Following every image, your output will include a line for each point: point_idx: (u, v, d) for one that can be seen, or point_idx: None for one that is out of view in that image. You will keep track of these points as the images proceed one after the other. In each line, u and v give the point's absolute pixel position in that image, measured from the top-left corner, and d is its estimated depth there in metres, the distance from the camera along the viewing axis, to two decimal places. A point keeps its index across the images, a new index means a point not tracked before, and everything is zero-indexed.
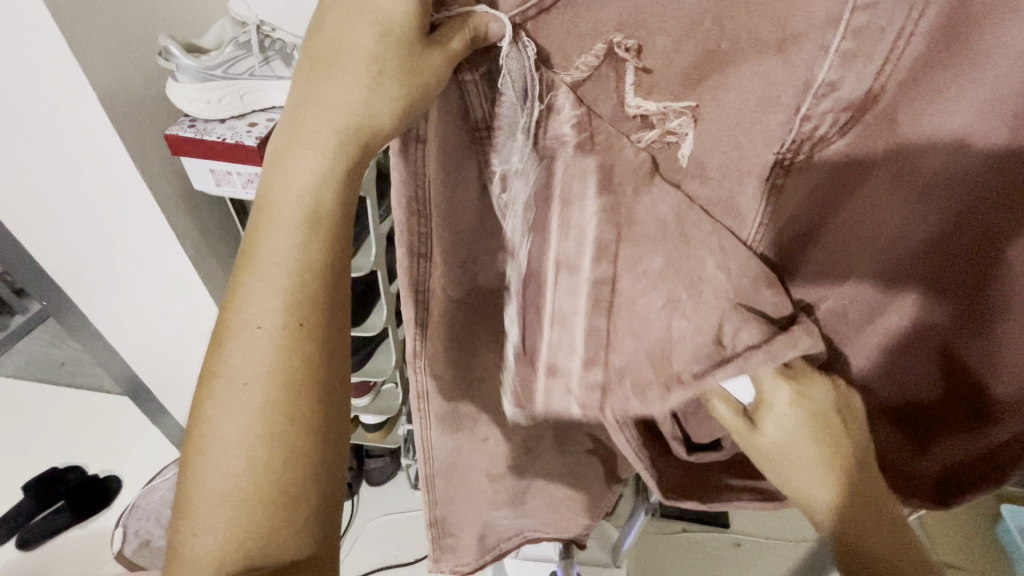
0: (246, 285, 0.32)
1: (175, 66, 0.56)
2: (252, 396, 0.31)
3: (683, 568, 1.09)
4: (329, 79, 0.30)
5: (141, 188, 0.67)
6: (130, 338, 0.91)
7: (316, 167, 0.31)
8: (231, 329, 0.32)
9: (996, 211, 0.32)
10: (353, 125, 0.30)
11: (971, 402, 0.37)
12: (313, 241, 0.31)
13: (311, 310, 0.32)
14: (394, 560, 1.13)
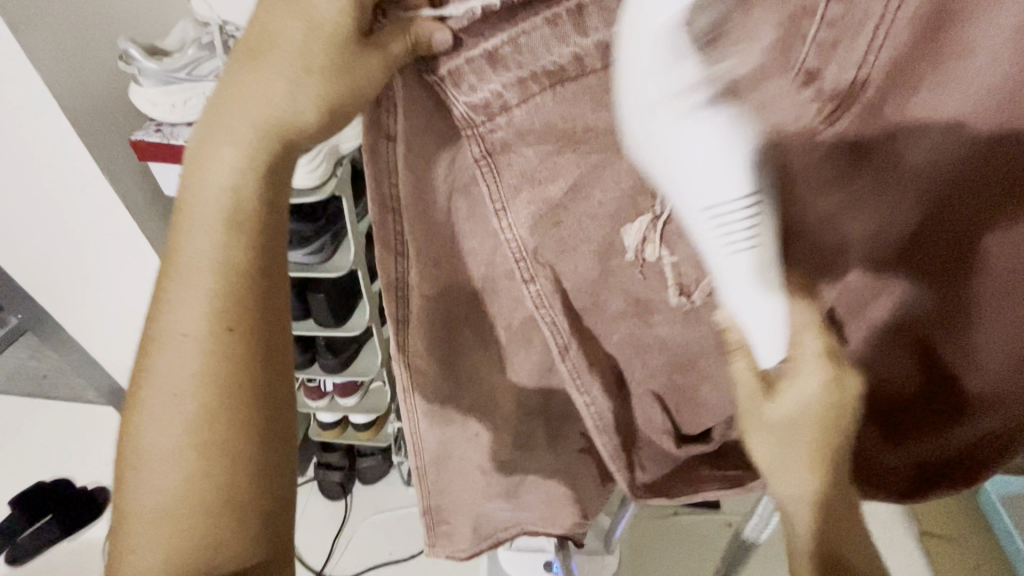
0: (170, 290, 0.31)
1: (137, 70, 0.55)
2: (182, 401, 0.31)
3: (676, 549, 1.11)
4: (250, 76, 0.29)
5: (108, 191, 0.65)
6: (109, 347, 0.89)
7: (238, 166, 0.30)
8: (156, 335, 0.32)
9: (979, 204, 0.30)
10: (278, 124, 0.30)
11: (948, 391, 0.36)
12: (234, 242, 0.31)
13: (238, 314, 0.31)
14: (389, 556, 1.14)
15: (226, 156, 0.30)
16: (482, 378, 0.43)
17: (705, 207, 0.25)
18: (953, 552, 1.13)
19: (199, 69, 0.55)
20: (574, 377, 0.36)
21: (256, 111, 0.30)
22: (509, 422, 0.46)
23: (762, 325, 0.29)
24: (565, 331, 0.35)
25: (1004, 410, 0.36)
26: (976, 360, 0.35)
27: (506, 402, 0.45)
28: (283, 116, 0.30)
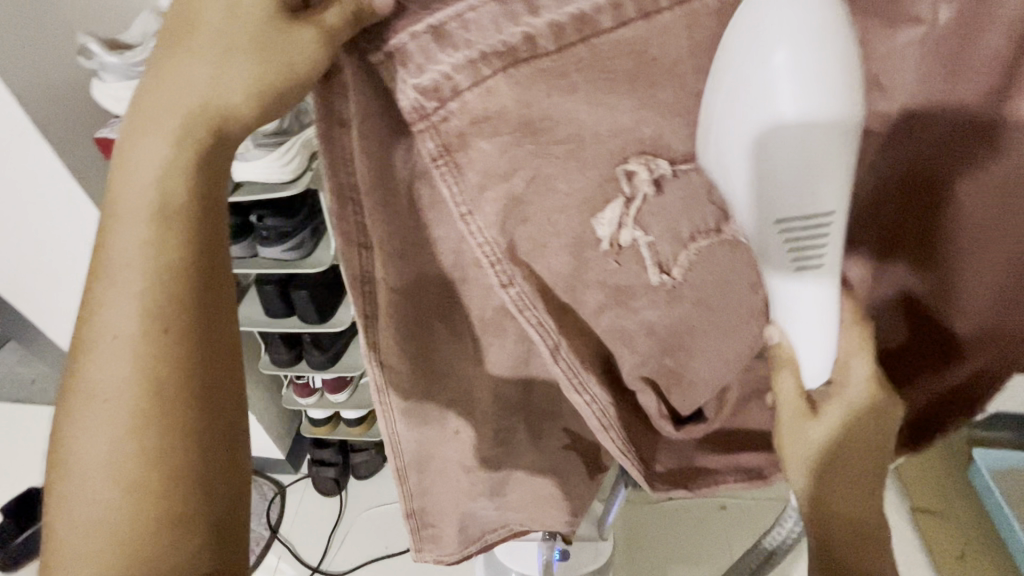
0: (100, 291, 0.29)
1: (98, 65, 0.54)
2: (111, 410, 0.28)
3: (671, 536, 1.12)
4: (174, 62, 0.29)
5: (77, 190, 0.65)
6: None
7: (167, 154, 0.29)
8: (87, 341, 0.29)
9: (943, 148, 0.30)
10: (206, 106, 0.29)
11: (940, 342, 0.35)
12: (167, 235, 0.29)
13: (174, 311, 0.29)
14: (386, 551, 1.13)
15: (154, 145, 0.29)
16: (458, 376, 0.42)
17: (774, 220, 0.29)
18: (945, 528, 1.15)
19: None
20: (571, 378, 0.36)
21: (182, 95, 0.29)
22: (489, 417, 0.45)
23: (810, 337, 0.32)
24: (552, 331, 0.35)
25: (1003, 351, 0.34)
26: (960, 313, 0.33)
27: (484, 397, 0.44)
28: (212, 96, 0.29)
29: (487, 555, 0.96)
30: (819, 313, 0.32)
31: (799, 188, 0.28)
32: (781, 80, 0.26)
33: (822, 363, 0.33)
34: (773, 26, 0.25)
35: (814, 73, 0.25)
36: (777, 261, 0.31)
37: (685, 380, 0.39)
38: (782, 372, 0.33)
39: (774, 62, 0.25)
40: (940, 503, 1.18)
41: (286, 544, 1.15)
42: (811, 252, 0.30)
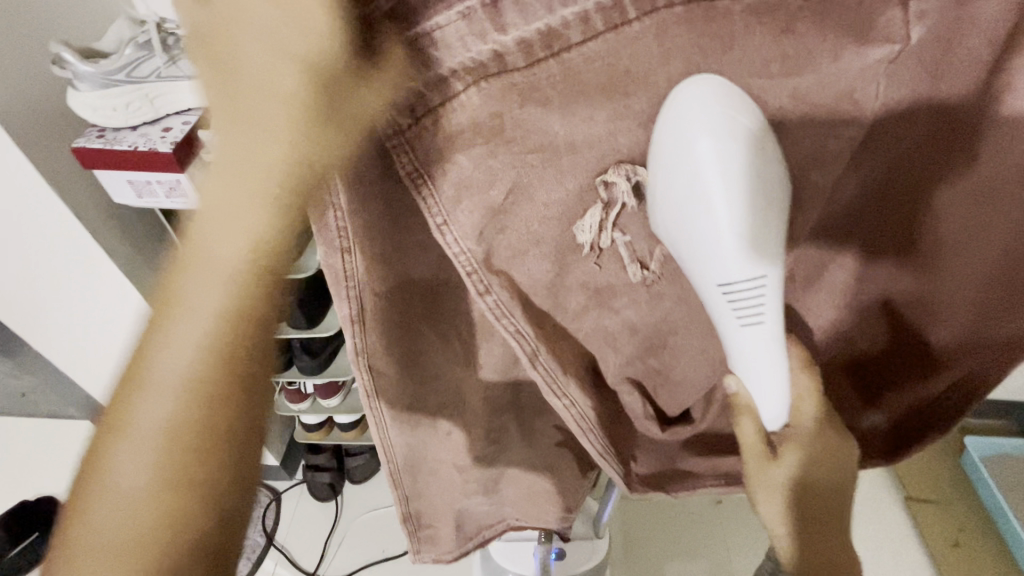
0: (172, 310, 0.31)
1: (73, 74, 0.54)
2: (174, 412, 0.32)
3: (667, 529, 1.12)
4: (242, 125, 0.26)
5: (56, 201, 0.64)
6: (79, 360, 0.88)
7: (243, 205, 0.28)
8: (151, 345, 0.32)
9: (923, 160, 0.31)
10: (280, 159, 0.27)
11: (918, 344, 0.37)
12: (235, 283, 0.30)
13: (237, 349, 0.31)
14: (383, 554, 1.13)
15: (229, 192, 0.28)
16: (446, 380, 0.42)
17: (718, 284, 0.31)
18: (940, 516, 1.16)
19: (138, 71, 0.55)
20: (551, 383, 0.35)
21: (257, 143, 0.26)
22: (478, 420, 0.46)
23: (765, 387, 0.34)
24: (530, 336, 0.33)
25: (979, 354, 0.36)
26: (934, 326, 0.36)
27: (475, 399, 0.44)
28: (288, 149, 0.26)
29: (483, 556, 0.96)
30: (771, 367, 0.34)
31: (739, 258, 0.30)
32: (707, 166, 0.29)
33: (777, 408, 0.35)
34: (690, 115, 0.27)
35: (725, 160, 0.28)
36: (728, 324, 0.32)
37: (671, 379, 0.40)
38: (742, 419, 0.37)
39: (698, 153, 0.28)
40: (936, 492, 1.18)
41: (284, 552, 1.15)
42: (754, 314, 0.32)
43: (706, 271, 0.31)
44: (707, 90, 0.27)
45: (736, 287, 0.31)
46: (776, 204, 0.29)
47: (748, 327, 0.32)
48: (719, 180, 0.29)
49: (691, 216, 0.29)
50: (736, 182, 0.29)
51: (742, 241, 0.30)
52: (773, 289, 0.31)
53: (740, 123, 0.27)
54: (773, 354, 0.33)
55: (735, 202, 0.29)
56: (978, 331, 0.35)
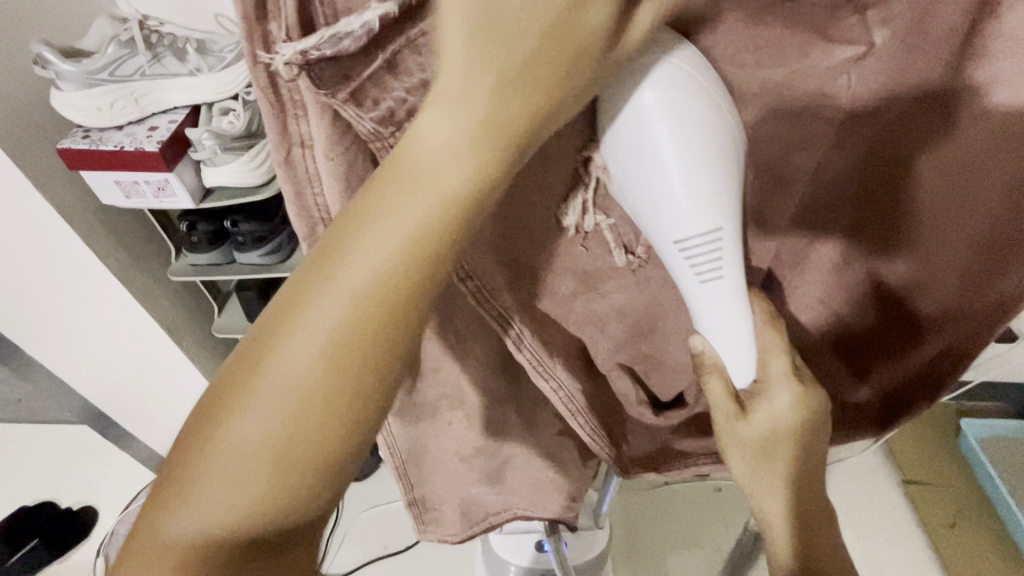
0: (253, 396, 0.22)
1: (54, 74, 0.52)
2: (215, 524, 0.23)
3: (668, 518, 1.13)
4: (451, 117, 0.20)
5: (42, 204, 0.63)
6: (70, 369, 0.85)
7: (362, 295, 0.21)
8: (220, 429, 0.23)
9: (902, 139, 0.30)
10: (414, 252, 0.21)
11: (904, 324, 0.36)
12: (330, 391, 0.22)
13: (315, 466, 0.23)
14: (385, 550, 1.13)
15: (354, 272, 0.21)
16: (443, 372, 0.42)
17: (674, 241, 0.29)
18: (938, 499, 1.16)
19: (122, 69, 0.54)
20: (536, 365, 0.37)
21: (400, 226, 0.21)
22: (477, 411, 0.44)
23: (728, 344, 0.32)
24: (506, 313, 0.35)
25: (960, 333, 0.34)
26: (920, 292, 0.34)
27: (472, 392, 0.43)
28: (432, 242, 0.21)
29: (484, 549, 0.96)
30: (732, 326, 0.32)
31: (694, 214, 0.28)
32: (655, 114, 0.27)
33: (744, 368, 0.33)
34: (648, 68, 0.27)
35: (688, 109, 0.27)
36: (686, 280, 0.31)
37: (663, 365, 0.40)
38: (711, 377, 0.33)
39: (642, 102, 0.27)
40: (932, 474, 1.19)
41: None
42: (712, 271, 0.30)
43: (660, 224, 0.29)
44: (661, 45, 0.27)
45: (690, 240, 0.29)
46: (727, 148, 0.28)
47: (708, 284, 0.30)
48: (665, 125, 0.27)
49: (639, 165, 0.28)
50: (682, 127, 0.27)
51: (693, 187, 0.28)
52: (731, 241, 0.29)
53: (683, 70, 0.27)
54: (736, 309, 0.32)
55: (683, 149, 0.27)
56: (967, 296, 0.33)
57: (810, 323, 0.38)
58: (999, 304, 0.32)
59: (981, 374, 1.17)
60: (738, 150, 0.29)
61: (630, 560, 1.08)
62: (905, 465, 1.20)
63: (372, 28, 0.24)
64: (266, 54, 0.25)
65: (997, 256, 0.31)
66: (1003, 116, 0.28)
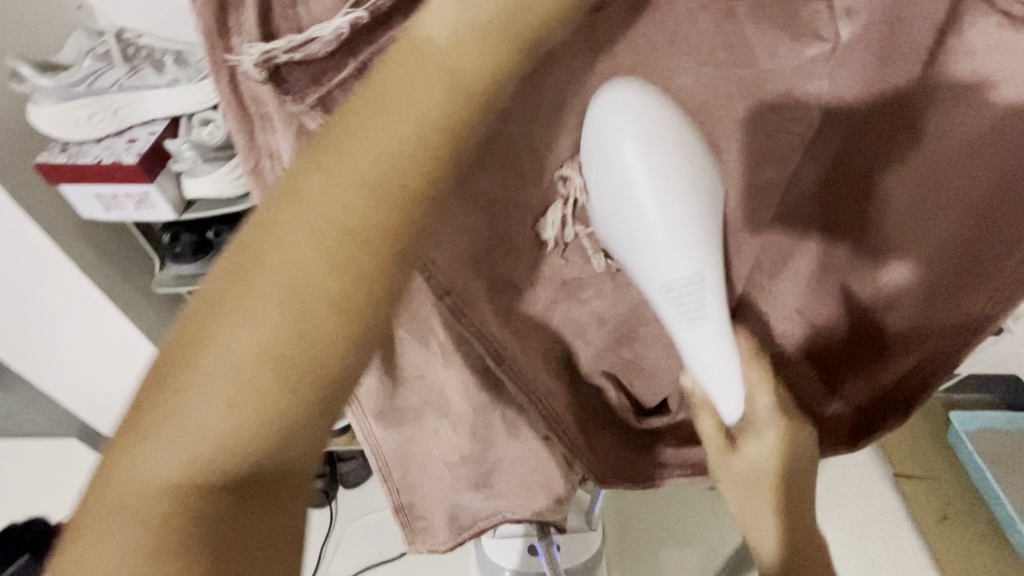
0: (230, 310, 0.21)
1: (31, 89, 0.53)
2: (189, 460, 0.20)
3: (662, 519, 1.13)
4: (424, 74, 0.21)
5: (21, 217, 0.63)
6: (57, 383, 0.85)
7: (347, 214, 0.21)
8: (190, 350, 0.21)
9: (866, 141, 0.34)
10: (399, 178, 0.21)
11: (876, 339, 0.37)
12: (317, 307, 0.21)
13: (302, 388, 0.21)
14: (379, 557, 1.13)
15: (336, 191, 0.21)
16: (427, 379, 0.42)
17: (660, 286, 0.32)
18: (931, 494, 1.16)
19: (99, 82, 0.54)
20: (528, 391, 0.39)
21: (383, 153, 0.21)
22: (464, 419, 0.44)
23: (716, 380, 0.33)
24: (495, 336, 0.37)
25: (927, 348, 0.36)
26: (889, 300, 0.35)
27: (457, 397, 0.43)
28: (420, 168, 0.21)
29: (478, 554, 0.96)
30: (720, 366, 0.32)
31: (671, 257, 0.31)
32: (634, 170, 0.30)
33: (732, 404, 0.33)
34: (620, 121, 0.30)
35: (661, 164, 0.30)
36: (674, 321, 0.32)
37: (645, 370, 0.41)
38: (701, 413, 0.37)
39: (624, 160, 0.30)
40: (922, 468, 1.19)
41: None
42: (698, 310, 0.32)
43: (645, 270, 0.32)
44: (637, 103, 0.30)
45: (676, 283, 0.31)
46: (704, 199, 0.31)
47: (694, 325, 0.32)
48: (645, 180, 0.30)
49: (625, 215, 0.31)
50: (661, 180, 0.30)
51: (675, 235, 0.31)
52: (713, 283, 0.32)
53: (658, 130, 0.30)
54: (724, 350, 0.32)
55: (664, 199, 0.30)
56: (935, 310, 0.35)
57: (785, 332, 0.39)
58: (965, 321, 0.34)
59: (966, 366, 1.19)
60: (713, 199, 0.32)
61: (622, 561, 1.09)
62: (895, 460, 1.21)
63: (341, 33, 0.27)
64: (235, 55, 0.29)
65: (959, 270, 0.33)
66: (988, 112, 0.30)
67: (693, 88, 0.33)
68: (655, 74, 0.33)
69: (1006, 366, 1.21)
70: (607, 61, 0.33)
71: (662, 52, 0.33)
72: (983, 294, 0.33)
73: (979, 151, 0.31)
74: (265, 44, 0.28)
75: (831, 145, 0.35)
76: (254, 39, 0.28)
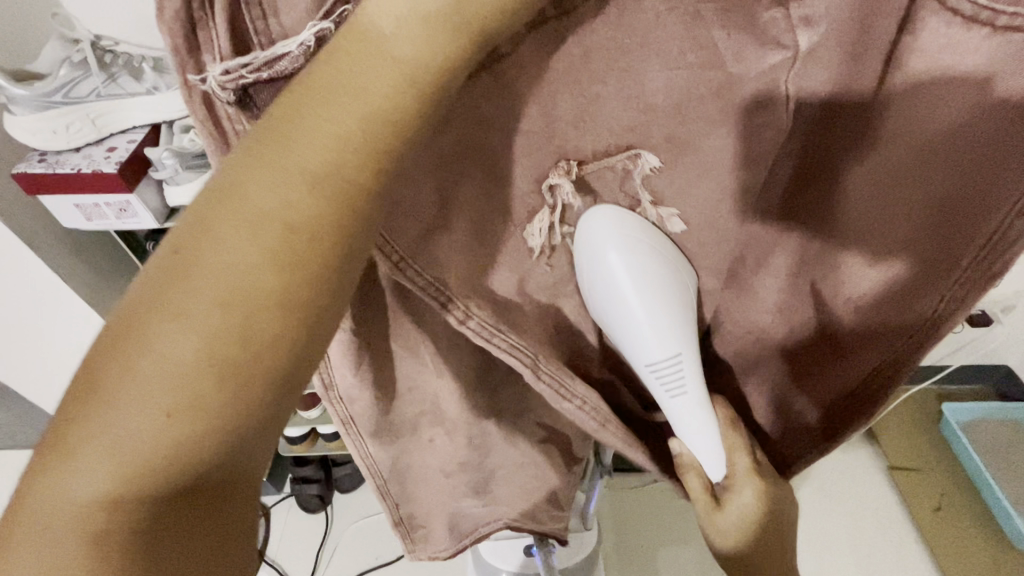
0: (159, 319, 0.21)
1: (8, 99, 0.53)
2: (126, 472, 0.20)
3: (658, 517, 1.13)
4: (354, 83, 0.23)
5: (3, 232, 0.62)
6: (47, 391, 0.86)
7: (290, 211, 0.22)
8: (121, 357, 0.21)
9: (831, 139, 0.34)
10: (343, 170, 0.23)
11: (841, 336, 0.38)
12: (261, 303, 0.21)
13: (248, 386, 0.21)
14: (377, 561, 1.12)
15: (277, 190, 0.22)
16: (420, 389, 0.41)
17: (647, 366, 0.38)
18: (927, 485, 1.17)
19: (76, 91, 0.54)
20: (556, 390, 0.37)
21: (326, 147, 0.22)
22: (459, 426, 0.43)
23: (694, 438, 0.39)
24: (525, 348, 0.35)
25: (888, 349, 0.36)
26: (851, 295, 0.36)
27: (451, 406, 0.42)
28: (362, 161, 0.23)
29: (474, 556, 0.96)
30: (700, 427, 0.39)
31: (656, 342, 0.38)
32: (619, 275, 0.37)
33: (714, 463, 0.39)
34: (603, 239, 0.37)
35: (637, 265, 0.37)
36: (657, 393, 0.39)
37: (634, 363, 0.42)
38: (688, 475, 0.40)
39: (610, 266, 0.37)
40: (916, 459, 1.19)
41: (275, 565, 1.13)
42: (677, 383, 0.38)
43: (634, 353, 0.38)
44: (617, 223, 0.37)
45: (659, 364, 0.38)
46: (679, 294, 0.38)
47: (675, 395, 0.38)
48: (630, 284, 0.37)
49: (615, 309, 0.38)
50: (642, 280, 0.37)
51: (654, 322, 0.38)
52: (689, 359, 0.38)
53: (637, 240, 0.37)
54: (702, 416, 0.39)
55: (644, 296, 0.37)
56: (892, 307, 0.35)
57: (769, 326, 0.41)
58: (920, 320, 0.34)
59: (959, 357, 1.19)
60: (683, 288, 0.39)
61: (621, 560, 1.09)
62: (891, 452, 1.21)
63: (307, 47, 0.26)
64: (196, 77, 0.26)
65: (911, 267, 0.34)
66: (937, 120, 0.30)
67: (672, 86, 0.32)
68: (629, 76, 0.32)
69: (998, 356, 1.22)
70: (584, 65, 0.31)
71: (636, 54, 0.31)
72: (939, 293, 0.33)
73: (926, 149, 0.31)
74: (229, 61, 0.26)
75: (801, 141, 0.35)
76: (218, 39, 0.26)
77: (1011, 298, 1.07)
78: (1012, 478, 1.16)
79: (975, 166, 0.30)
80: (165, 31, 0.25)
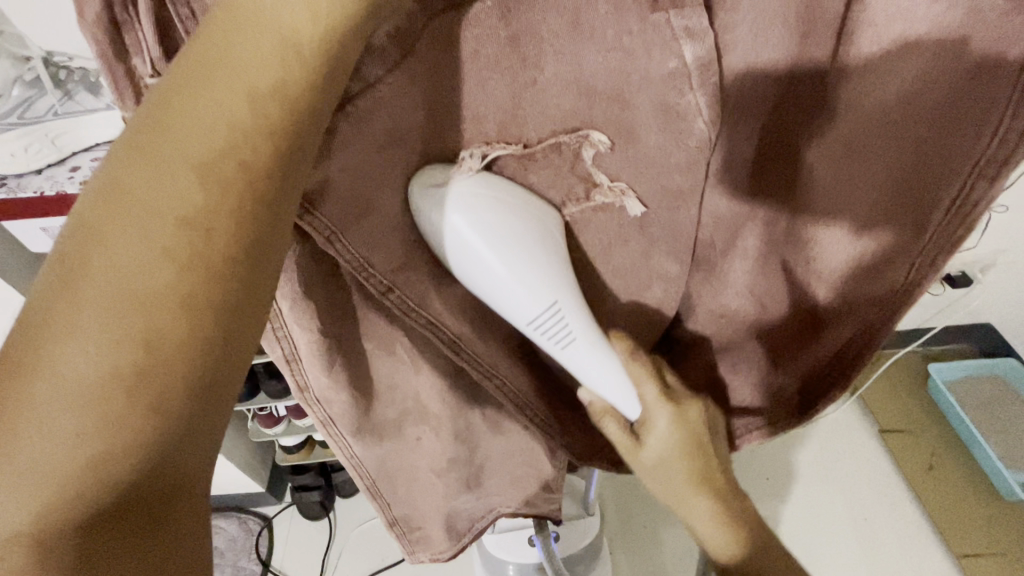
0: (59, 332, 0.20)
1: None
2: (38, 499, 0.20)
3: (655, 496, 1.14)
4: (224, 64, 0.23)
5: None
6: None
7: (185, 206, 0.22)
8: (19, 383, 0.20)
9: (790, 113, 0.36)
10: (234, 157, 0.23)
11: (810, 314, 0.39)
12: (165, 307, 0.21)
13: (161, 398, 0.21)
14: (384, 562, 1.13)
15: (165, 184, 0.22)
16: (401, 388, 0.40)
17: (529, 323, 0.35)
18: (913, 442, 1.20)
19: (33, 111, 0.54)
20: (477, 365, 0.38)
21: (214, 131, 0.22)
22: (445, 422, 0.42)
23: (607, 388, 0.39)
24: (448, 327, 0.36)
25: (862, 317, 0.37)
26: (822, 269, 0.37)
27: (434, 403, 0.41)
28: (258, 145, 0.23)
29: (481, 550, 0.96)
30: (599, 370, 0.38)
31: (531, 296, 0.34)
32: (468, 234, 0.33)
33: (625, 400, 0.39)
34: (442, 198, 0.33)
35: (471, 211, 0.33)
36: (548, 348, 0.37)
37: None
38: (605, 419, 0.40)
39: (455, 226, 0.33)
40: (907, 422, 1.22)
41: None
42: (565, 335, 0.36)
43: (513, 316, 0.35)
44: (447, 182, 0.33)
45: (539, 318, 0.35)
46: (536, 226, 0.35)
47: (568, 347, 0.37)
48: (479, 239, 0.33)
49: (472, 265, 0.34)
50: (500, 240, 0.33)
51: (518, 272, 0.34)
52: (571, 307, 0.36)
53: (476, 194, 0.33)
54: (597, 356, 0.38)
55: (510, 256, 0.34)
56: (865, 281, 0.36)
57: (739, 301, 0.42)
58: (897, 287, 0.35)
59: (937, 317, 1.23)
60: (549, 228, 0.35)
61: (624, 543, 1.09)
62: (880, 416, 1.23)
63: None
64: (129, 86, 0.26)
65: (887, 237, 0.34)
66: (891, 91, 0.32)
67: (607, 70, 0.33)
68: (565, 60, 0.32)
69: (977, 317, 1.25)
70: (514, 51, 0.32)
71: (567, 38, 0.32)
72: (905, 262, 0.34)
73: (891, 123, 0.32)
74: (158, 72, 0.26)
75: (751, 119, 0.36)
76: (146, 37, 0.26)
77: (987, 259, 1.11)
78: (997, 434, 1.19)
79: (947, 134, 0.31)
80: (88, 34, 0.25)
